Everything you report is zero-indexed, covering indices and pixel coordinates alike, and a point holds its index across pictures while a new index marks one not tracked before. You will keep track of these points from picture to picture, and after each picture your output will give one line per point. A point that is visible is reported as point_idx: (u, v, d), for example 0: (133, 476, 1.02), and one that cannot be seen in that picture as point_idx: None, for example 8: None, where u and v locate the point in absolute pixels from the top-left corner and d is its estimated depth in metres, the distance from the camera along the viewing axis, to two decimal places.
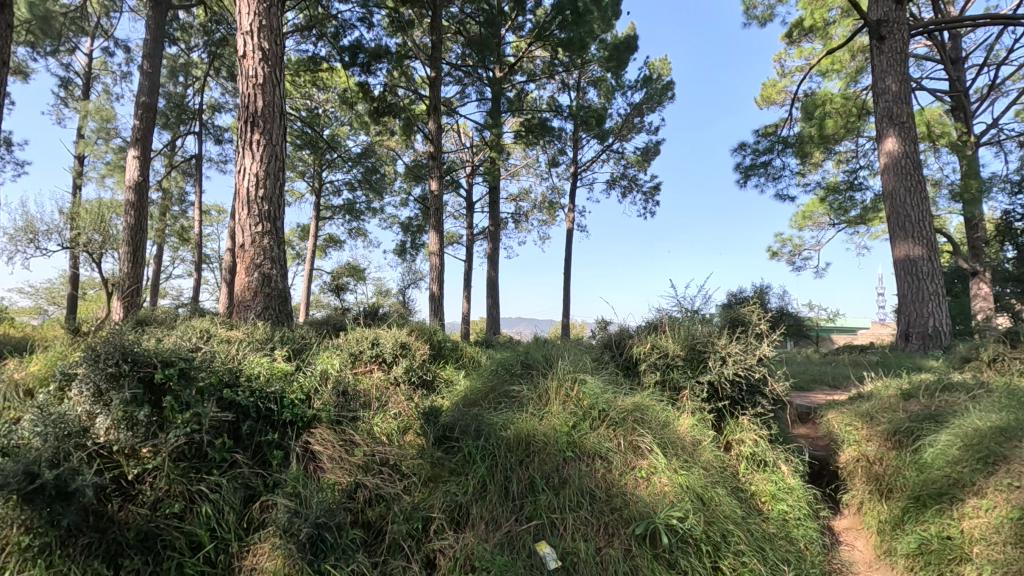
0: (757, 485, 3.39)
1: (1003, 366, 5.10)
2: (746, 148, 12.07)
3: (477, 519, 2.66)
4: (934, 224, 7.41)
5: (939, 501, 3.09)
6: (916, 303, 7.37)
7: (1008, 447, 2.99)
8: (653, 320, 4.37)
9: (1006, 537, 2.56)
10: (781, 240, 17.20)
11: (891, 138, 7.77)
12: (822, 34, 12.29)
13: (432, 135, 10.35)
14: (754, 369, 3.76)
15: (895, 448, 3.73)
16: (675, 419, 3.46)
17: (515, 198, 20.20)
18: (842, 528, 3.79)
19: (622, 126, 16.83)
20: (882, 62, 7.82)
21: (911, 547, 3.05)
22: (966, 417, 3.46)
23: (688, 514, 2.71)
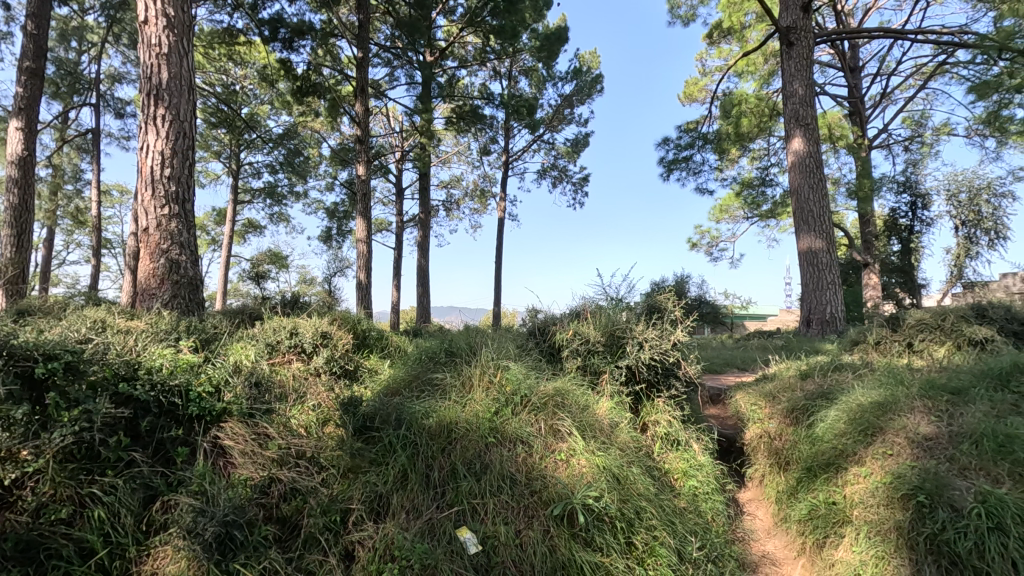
0: (670, 464, 3.58)
1: (886, 348, 5.67)
2: (669, 143, 12.56)
3: (398, 508, 2.64)
4: (832, 219, 8.05)
5: (827, 471, 3.40)
6: (816, 292, 8.02)
7: (884, 419, 3.34)
8: (577, 308, 4.47)
9: (880, 499, 2.85)
10: (700, 232, 18.14)
11: (798, 138, 8.35)
12: (740, 37, 12.99)
13: (359, 118, 9.98)
14: (668, 354, 3.96)
15: (792, 424, 4.05)
16: (594, 402, 3.58)
17: (446, 185, 19.99)
18: (746, 499, 4.09)
19: (553, 117, 17.04)
20: (791, 66, 8.38)
21: (803, 513, 3.34)
22: (852, 394, 3.82)
23: (604, 493, 2.81)
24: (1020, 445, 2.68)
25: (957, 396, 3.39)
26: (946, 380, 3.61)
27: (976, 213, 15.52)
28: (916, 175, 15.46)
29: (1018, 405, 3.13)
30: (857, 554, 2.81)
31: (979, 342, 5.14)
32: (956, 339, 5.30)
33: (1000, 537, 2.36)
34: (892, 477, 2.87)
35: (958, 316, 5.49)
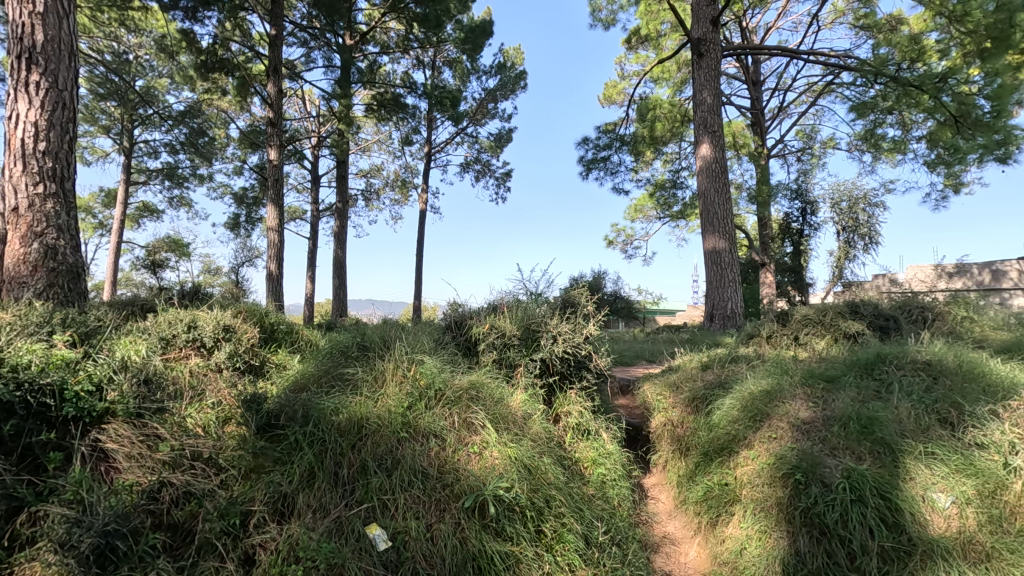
0: (581, 452, 3.73)
1: (776, 341, 6.20)
2: (588, 142, 12.94)
3: (303, 507, 2.55)
4: (734, 221, 8.65)
5: (721, 455, 3.66)
6: (718, 289, 8.60)
7: (771, 406, 3.65)
8: (494, 301, 4.50)
9: (765, 479, 3.12)
10: (616, 230, 18.85)
11: (706, 144, 8.88)
12: (655, 44, 13.62)
13: (271, 99, 9.42)
14: (580, 347, 4.10)
15: (693, 412, 4.33)
16: (509, 394, 3.63)
17: (365, 174, 19.39)
18: (650, 484, 4.33)
19: (477, 110, 17.00)
20: (701, 76, 8.89)
21: (699, 494, 3.59)
22: (745, 383, 4.14)
23: (514, 484, 2.86)
24: (879, 426, 3.04)
25: (831, 383, 3.79)
26: (823, 370, 4.01)
27: (855, 220, 17.29)
28: (807, 184, 16.97)
29: (879, 391, 3.55)
30: (744, 528, 3.07)
31: (852, 335, 5.76)
32: (833, 332, 5.90)
33: (860, 507, 2.66)
34: (774, 458, 3.15)
35: (836, 312, 6.11)
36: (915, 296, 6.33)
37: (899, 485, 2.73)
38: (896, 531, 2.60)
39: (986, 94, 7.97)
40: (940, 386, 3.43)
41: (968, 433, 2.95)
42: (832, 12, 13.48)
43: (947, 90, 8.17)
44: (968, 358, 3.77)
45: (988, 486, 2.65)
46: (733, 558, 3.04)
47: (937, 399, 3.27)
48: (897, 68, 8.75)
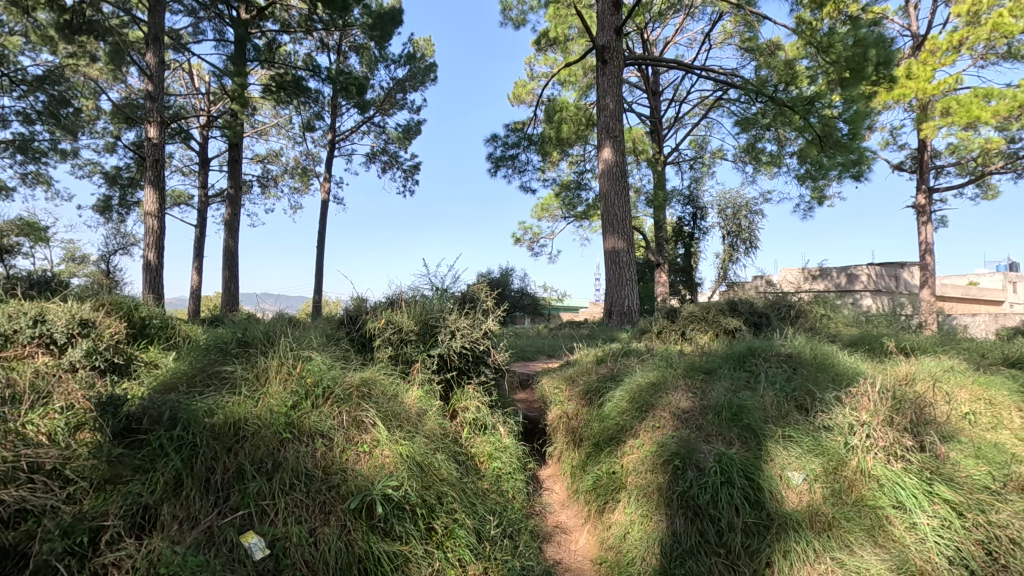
0: (477, 447, 3.74)
1: (666, 336, 6.59)
2: (497, 140, 13.02)
3: (167, 519, 2.33)
4: (632, 223, 9.09)
5: (609, 445, 3.83)
6: (617, 287, 9.00)
7: (656, 397, 3.88)
8: (393, 295, 4.37)
9: (648, 466, 3.30)
10: (524, 228, 19.15)
11: (607, 148, 9.24)
12: (564, 48, 13.97)
13: (151, 70, 8.50)
14: (479, 342, 4.11)
15: (587, 404, 4.49)
16: (403, 391, 3.54)
17: (261, 159, 18.15)
18: (546, 475, 4.44)
19: (384, 100, 16.47)
20: (604, 82, 9.25)
21: (589, 483, 3.73)
22: (634, 376, 4.36)
23: (404, 482, 2.80)
24: (747, 414, 3.33)
25: (709, 375, 4.11)
26: (703, 363, 4.33)
27: (738, 226, 18.88)
28: (698, 191, 18.26)
29: (749, 381, 3.89)
30: (628, 514, 3.23)
31: (731, 331, 6.29)
32: (715, 328, 6.41)
33: (728, 488, 2.89)
34: (657, 446, 3.35)
35: (718, 309, 6.66)
36: (784, 296, 7.01)
37: (761, 466, 3.01)
38: (758, 508, 2.85)
39: (845, 118, 9.02)
40: (798, 375, 3.83)
41: (818, 417, 3.31)
42: (722, 33, 14.60)
43: (815, 112, 9.14)
44: (821, 350, 4.24)
45: (832, 463, 2.99)
46: (617, 543, 3.20)
47: (795, 387, 3.65)
48: (775, 89, 9.64)
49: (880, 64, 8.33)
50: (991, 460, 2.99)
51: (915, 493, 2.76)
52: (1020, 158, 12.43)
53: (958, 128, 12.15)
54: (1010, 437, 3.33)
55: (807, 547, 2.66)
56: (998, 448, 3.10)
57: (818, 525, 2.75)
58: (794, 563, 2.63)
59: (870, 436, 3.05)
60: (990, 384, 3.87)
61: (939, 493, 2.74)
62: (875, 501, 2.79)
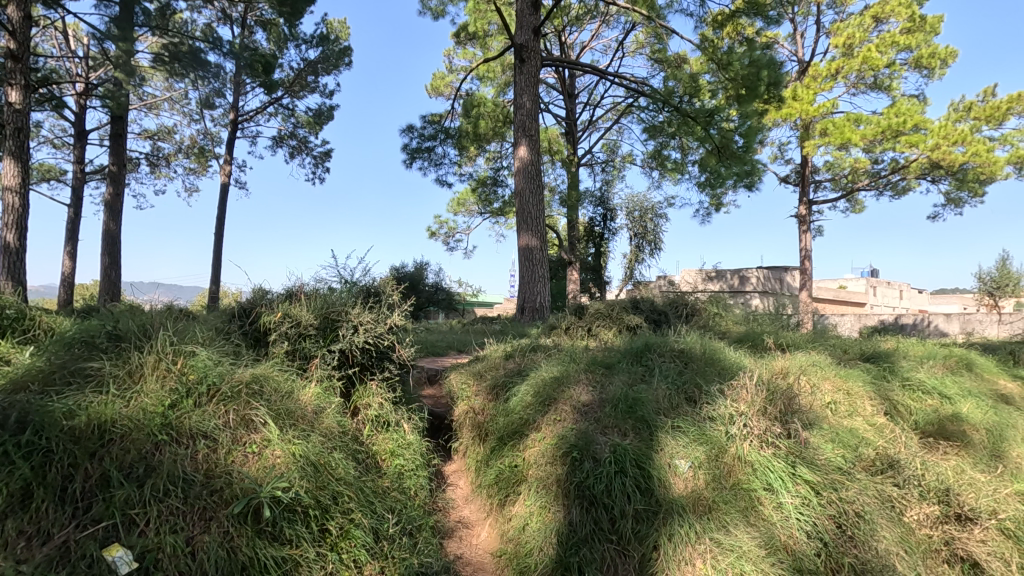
0: (379, 445, 3.66)
1: (573, 332, 6.79)
2: (413, 131, 12.74)
3: (12, 536, 2.09)
4: (546, 221, 9.27)
5: (512, 439, 3.89)
6: (529, 284, 9.15)
7: (559, 391, 3.99)
8: (292, 287, 4.15)
9: (548, 458, 3.39)
10: (439, 222, 18.97)
11: (523, 146, 9.35)
12: (483, 43, 13.94)
13: (13, 26, 7.41)
14: (383, 337, 4.02)
15: (493, 399, 4.52)
16: (299, 388, 3.38)
17: (150, 135, 16.52)
18: (451, 471, 4.42)
19: (294, 81, 15.55)
20: (522, 81, 9.34)
21: (492, 477, 3.77)
22: (539, 370, 4.46)
23: (295, 483, 2.66)
24: (641, 406, 3.52)
25: (609, 370, 4.29)
26: (604, 358, 4.51)
27: (644, 228, 19.86)
28: (608, 193, 19.00)
29: (645, 375, 4.11)
30: (528, 506, 3.30)
31: (632, 327, 6.63)
32: (619, 324, 6.72)
33: (621, 477, 3.05)
34: (557, 439, 3.45)
35: (621, 307, 6.98)
36: (683, 295, 7.47)
37: (652, 455, 3.18)
38: (647, 495, 3.02)
39: (741, 132, 9.77)
40: (689, 370, 4.11)
41: (704, 408, 3.57)
42: (634, 43, 15.26)
43: (714, 124, 9.81)
44: (710, 345, 4.56)
45: (714, 451, 3.23)
46: (516, 534, 3.25)
47: (685, 380, 3.91)
48: (680, 100, 10.23)
49: (770, 84, 9.08)
50: (846, 444, 3.40)
51: (782, 475, 3.06)
52: (882, 177, 14.09)
53: (833, 148, 13.54)
54: (861, 423, 3.79)
55: (689, 529, 2.84)
56: (852, 433, 3.53)
57: (700, 508, 2.96)
58: (678, 544, 2.80)
59: (747, 425, 3.35)
60: (848, 375, 4.36)
61: (801, 475, 3.07)
62: (748, 483, 3.05)
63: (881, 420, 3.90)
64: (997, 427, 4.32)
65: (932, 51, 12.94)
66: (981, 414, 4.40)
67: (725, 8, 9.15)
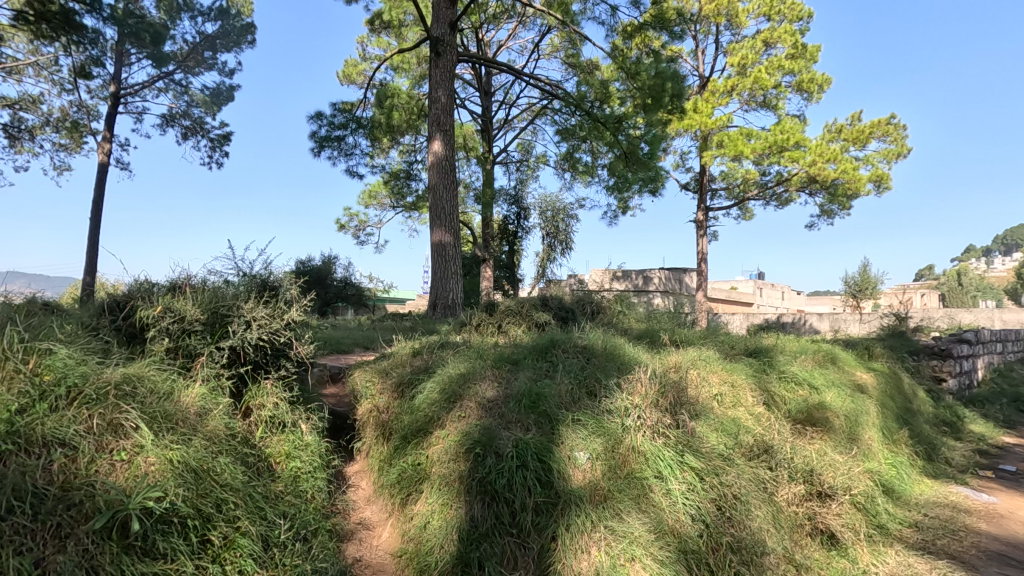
0: (273, 448, 3.48)
1: (483, 329, 6.82)
2: (322, 118, 12.16)
3: None
4: (459, 218, 9.24)
5: (416, 437, 3.83)
6: (441, 280, 9.06)
7: (464, 387, 3.99)
8: (176, 279, 3.81)
9: (450, 455, 3.37)
10: (349, 215, 18.30)
11: (438, 140, 9.22)
12: (398, 33, 13.58)
13: None
14: (279, 334, 3.81)
15: (399, 397, 4.43)
16: (181, 390, 3.11)
17: (11, 104, 14.48)
18: (353, 472, 4.27)
19: (188, 55, 14.26)
20: (437, 74, 9.21)
21: (394, 477, 3.69)
22: (445, 367, 4.42)
23: (171, 492, 2.44)
24: (543, 401, 3.62)
25: (514, 366, 4.35)
26: (510, 354, 4.56)
27: (556, 228, 20.37)
28: (522, 192, 19.27)
29: (549, 371, 4.21)
30: (429, 504, 3.26)
31: (541, 324, 6.78)
32: (528, 321, 6.85)
33: (522, 471, 3.11)
34: (460, 435, 3.45)
35: (531, 304, 7.11)
36: (590, 293, 7.74)
37: (553, 448, 3.27)
38: (547, 487, 3.10)
39: (646, 139, 10.28)
40: (590, 365, 4.26)
41: (603, 401, 3.72)
42: (550, 46, 15.57)
43: (623, 130, 10.25)
44: (611, 342, 4.76)
45: (611, 442, 3.38)
46: (417, 533, 3.21)
47: (586, 375, 4.05)
48: (591, 105, 10.58)
49: (674, 96, 9.60)
50: (728, 432, 3.70)
51: (671, 464, 3.26)
52: (768, 188, 15.44)
53: (728, 159, 14.64)
54: (743, 412, 4.13)
55: (586, 519, 2.94)
56: (734, 422, 3.84)
57: (596, 498, 3.07)
58: (574, 534, 2.89)
59: (642, 417, 3.54)
60: (733, 369, 4.73)
61: (688, 463, 3.30)
62: (641, 472, 3.22)
63: (759, 410, 4.27)
64: (853, 412, 4.89)
65: (811, 76, 14.35)
66: (841, 402, 4.96)
67: (634, 19, 9.58)
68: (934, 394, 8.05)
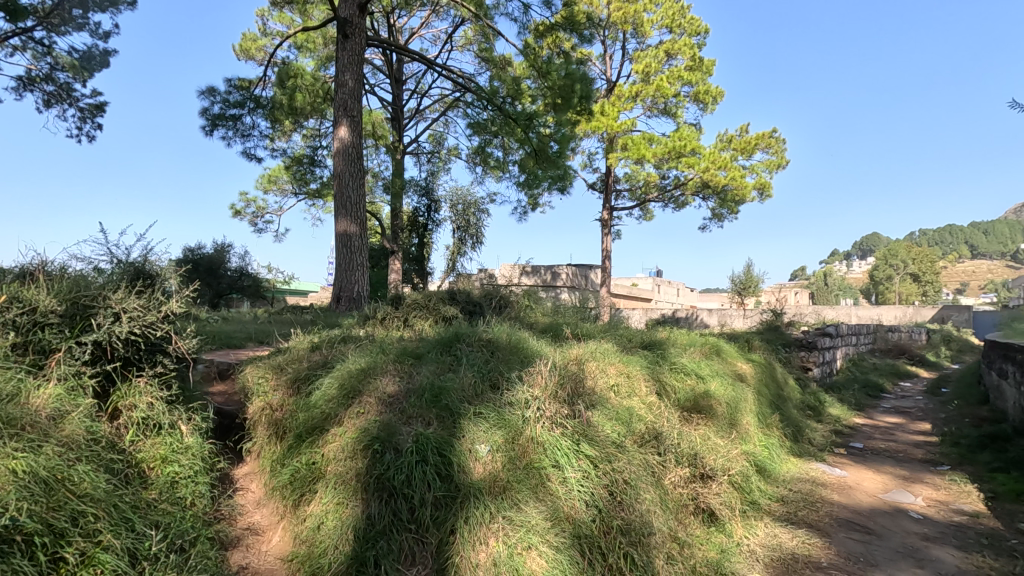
0: (146, 452, 3.18)
1: (388, 323, 6.65)
2: (215, 94, 11.19)
3: None
4: (366, 208, 8.92)
5: (311, 435, 3.66)
6: (346, 271, 8.71)
7: (364, 382, 3.88)
8: (26, 265, 3.35)
9: (347, 454, 3.26)
10: (245, 200, 17.08)
11: (344, 126, 8.83)
12: (302, 9, 12.82)
13: None
14: (154, 328, 3.46)
15: (294, 394, 4.21)
16: (29, 391, 2.74)
17: None
18: (241, 474, 4.00)
19: (52, 12, 12.54)
20: (344, 57, 8.81)
21: (285, 478, 3.51)
22: (345, 362, 4.26)
23: (13, 506, 2.14)
24: (445, 395, 3.60)
25: (418, 360, 4.29)
26: (414, 348, 4.48)
27: (467, 222, 20.32)
28: (433, 183, 19.00)
29: (452, 364, 4.20)
30: (323, 504, 3.14)
31: (448, 318, 6.74)
32: (435, 315, 6.78)
33: (422, 466, 3.08)
34: (358, 432, 3.35)
35: (438, 298, 7.04)
36: (498, 288, 7.82)
37: (454, 442, 3.27)
38: (447, 481, 3.09)
39: (555, 138, 10.51)
40: (494, 358, 4.30)
41: (505, 394, 3.77)
42: (463, 38, 15.44)
43: (534, 128, 10.40)
44: (515, 335, 4.84)
45: (511, 434, 3.44)
46: (310, 535, 3.08)
47: (490, 369, 4.08)
48: (503, 101, 10.63)
49: (582, 97, 9.89)
50: (622, 421, 3.91)
51: (567, 453, 3.38)
52: (667, 191, 16.41)
53: (631, 162, 15.37)
54: (637, 402, 4.37)
55: (484, 510, 2.97)
56: (628, 411, 4.06)
57: (496, 488, 3.11)
58: (473, 526, 2.91)
59: (542, 408, 3.64)
60: (629, 361, 4.98)
61: (583, 451, 3.43)
62: (539, 462, 3.30)
63: (652, 399, 4.55)
64: (734, 400, 5.34)
65: (706, 89, 15.41)
66: (723, 390, 5.40)
67: (546, 19, 9.73)
68: (801, 381, 9.01)
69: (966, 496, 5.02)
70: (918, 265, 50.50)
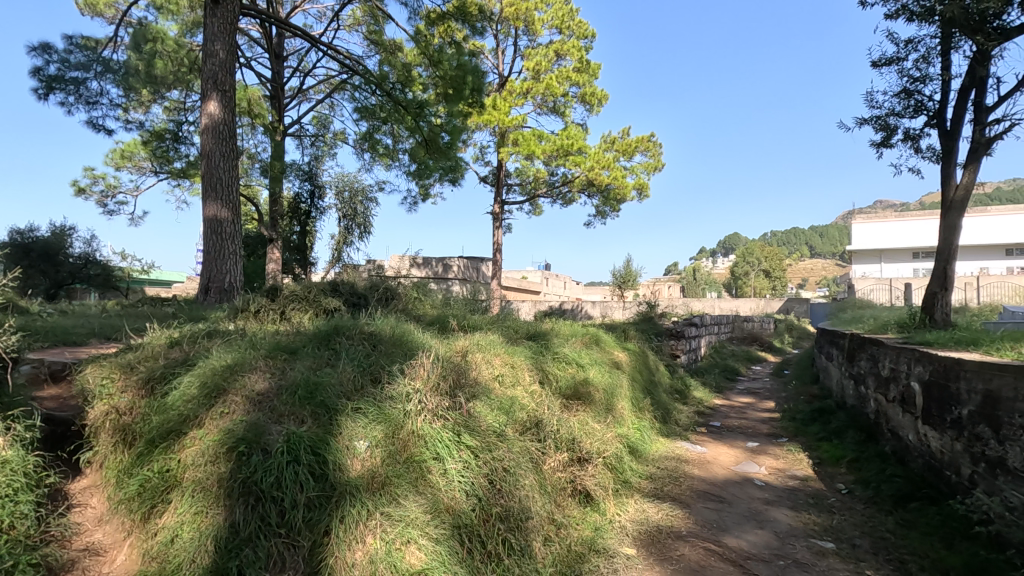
0: None
1: (263, 316, 6.19)
2: (51, 52, 9.63)
3: None
4: (240, 192, 8.21)
5: (165, 440, 3.30)
6: (214, 260, 7.97)
7: (230, 380, 3.57)
8: None
9: (207, 459, 2.99)
10: (92, 176, 14.96)
11: (214, 101, 8.02)
12: None
13: None
14: None
15: (146, 396, 3.77)
16: None
17: None
18: (78, 489, 3.52)
19: None
20: (214, 26, 8.01)
21: (133, 489, 3.14)
22: (207, 359, 3.89)
23: None
24: (321, 391, 3.43)
25: (292, 355, 4.04)
26: (288, 343, 4.21)
27: (354, 210, 19.51)
28: (317, 169, 17.97)
29: (330, 359, 4.00)
30: (178, 515, 2.86)
31: (329, 310, 6.43)
32: (315, 307, 6.43)
33: (294, 466, 2.91)
34: (221, 433, 3.08)
35: (319, 290, 6.68)
36: (385, 279, 7.60)
37: (329, 440, 3.13)
38: (321, 481, 2.94)
39: (446, 129, 10.39)
40: (376, 352, 4.18)
41: (385, 388, 3.68)
42: (351, 18, 14.73)
43: (424, 116, 10.19)
44: (400, 328, 4.73)
45: (391, 429, 3.37)
46: (162, 550, 2.79)
47: (370, 363, 3.96)
48: (392, 86, 10.30)
49: (474, 89, 9.89)
50: (504, 410, 4.00)
51: (448, 444, 3.39)
52: (556, 188, 16.96)
53: (521, 157, 15.70)
54: (521, 391, 4.49)
55: (361, 508, 2.88)
56: (510, 400, 4.16)
57: (374, 485, 3.03)
58: (349, 525, 2.81)
59: (423, 401, 3.62)
60: (514, 352, 5.09)
61: (464, 442, 3.47)
62: (419, 455, 3.27)
63: (534, 387, 4.69)
64: (610, 387, 5.68)
65: (592, 91, 16.11)
66: (601, 378, 5.72)
67: (438, 7, 9.56)
68: (670, 367, 9.80)
69: (798, 462, 5.80)
70: (769, 263, 57.06)
